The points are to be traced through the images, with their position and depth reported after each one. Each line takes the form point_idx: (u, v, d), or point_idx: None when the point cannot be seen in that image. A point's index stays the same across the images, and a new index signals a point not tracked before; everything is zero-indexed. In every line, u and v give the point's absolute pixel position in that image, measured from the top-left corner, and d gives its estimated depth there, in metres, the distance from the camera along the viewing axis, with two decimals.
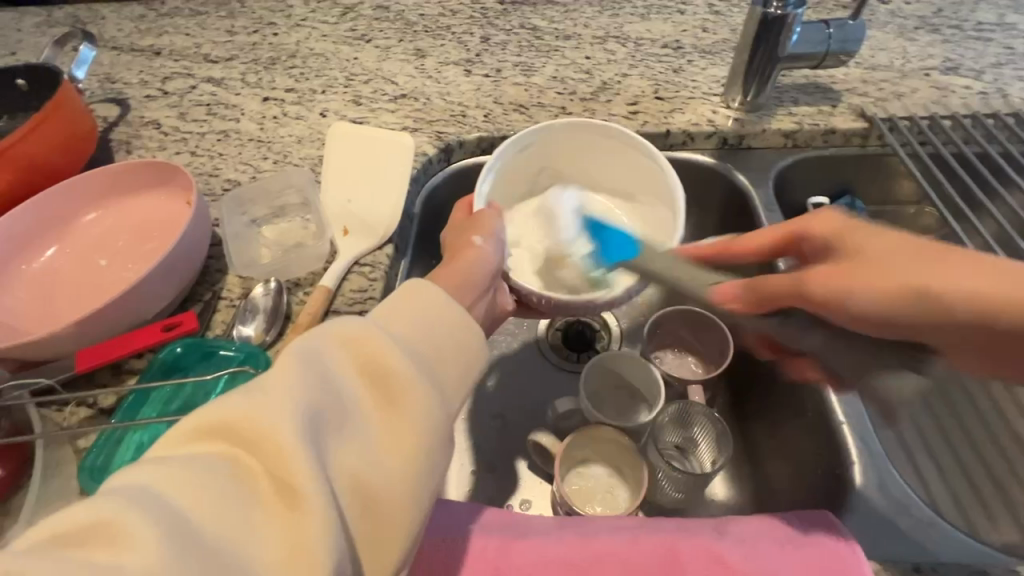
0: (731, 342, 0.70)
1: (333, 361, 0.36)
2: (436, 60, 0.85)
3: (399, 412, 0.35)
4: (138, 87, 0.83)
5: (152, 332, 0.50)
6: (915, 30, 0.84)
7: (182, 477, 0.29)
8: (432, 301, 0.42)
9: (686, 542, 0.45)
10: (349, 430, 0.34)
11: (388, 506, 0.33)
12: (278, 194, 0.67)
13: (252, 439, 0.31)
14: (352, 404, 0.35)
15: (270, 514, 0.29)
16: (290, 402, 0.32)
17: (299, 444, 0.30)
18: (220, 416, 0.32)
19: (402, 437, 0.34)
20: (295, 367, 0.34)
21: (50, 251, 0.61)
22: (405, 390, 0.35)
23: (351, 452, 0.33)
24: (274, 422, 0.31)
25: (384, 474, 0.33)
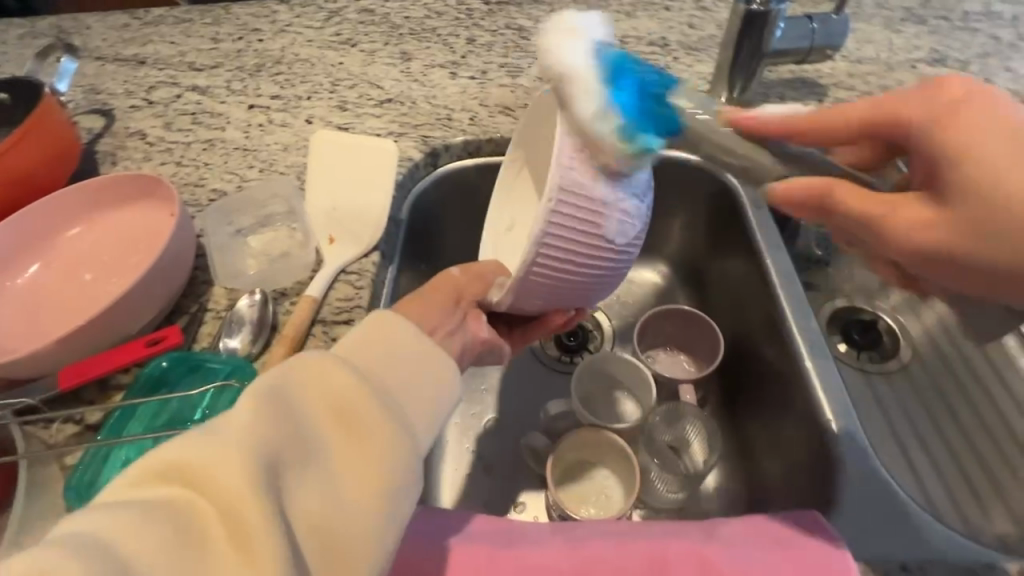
0: (721, 340, 0.70)
1: (298, 397, 0.35)
2: (422, 63, 0.85)
3: (366, 450, 0.34)
4: (123, 98, 0.82)
5: (137, 347, 0.50)
6: (901, 21, 0.84)
7: (125, 527, 0.27)
8: (395, 331, 0.42)
9: (674, 544, 0.45)
10: (312, 471, 0.33)
11: (350, 551, 0.32)
12: (264, 204, 0.67)
13: (206, 484, 0.29)
14: (316, 443, 0.33)
15: (222, 561, 0.28)
16: (251, 446, 0.31)
17: (259, 490, 0.29)
18: (170, 458, 0.30)
19: (368, 479, 0.33)
20: (256, 407, 0.33)
21: (35, 267, 0.60)
22: (374, 429, 0.35)
23: (311, 495, 0.32)
24: (232, 465, 0.30)
25: (348, 514, 0.32)
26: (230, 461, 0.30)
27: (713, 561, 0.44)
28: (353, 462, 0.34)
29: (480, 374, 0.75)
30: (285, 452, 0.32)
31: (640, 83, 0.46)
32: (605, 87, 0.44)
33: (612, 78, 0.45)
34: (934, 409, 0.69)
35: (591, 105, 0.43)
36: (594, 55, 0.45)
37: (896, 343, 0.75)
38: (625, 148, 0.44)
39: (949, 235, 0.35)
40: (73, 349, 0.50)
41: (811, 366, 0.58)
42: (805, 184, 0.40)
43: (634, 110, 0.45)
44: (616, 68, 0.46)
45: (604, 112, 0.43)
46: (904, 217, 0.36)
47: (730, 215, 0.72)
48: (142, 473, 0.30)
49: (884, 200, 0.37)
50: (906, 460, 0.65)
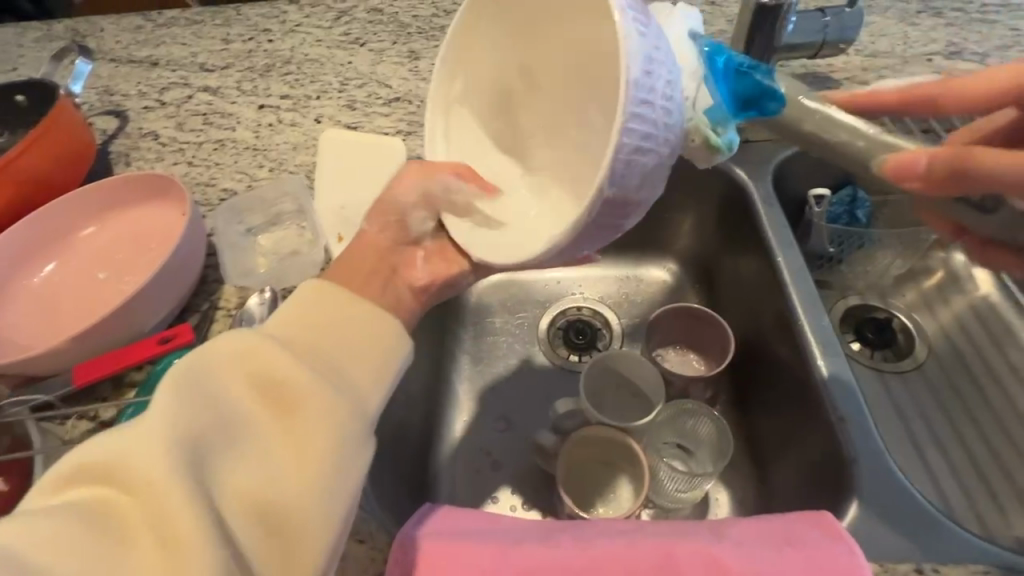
0: (732, 339, 0.69)
1: (220, 377, 0.34)
2: (430, 62, 0.85)
3: (299, 418, 0.34)
4: (136, 99, 0.83)
5: (149, 345, 0.52)
6: (918, 14, 0.82)
7: (40, 535, 0.27)
8: (327, 299, 0.41)
9: (681, 545, 0.44)
10: (241, 455, 0.32)
11: (293, 523, 0.32)
12: (274, 203, 0.67)
13: (124, 476, 0.29)
14: (246, 421, 0.33)
15: (148, 553, 0.28)
16: (166, 432, 0.30)
17: (177, 477, 0.29)
18: (88, 458, 0.30)
19: (305, 447, 0.33)
20: (170, 391, 0.32)
21: (51, 267, 0.61)
22: (306, 400, 0.34)
23: (242, 476, 0.31)
24: (149, 455, 0.29)
25: (285, 487, 0.32)
26: (146, 450, 0.29)
27: (722, 562, 0.43)
28: (287, 434, 0.33)
29: (488, 371, 0.76)
30: (210, 436, 0.31)
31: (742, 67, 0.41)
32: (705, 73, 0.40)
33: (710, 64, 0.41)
34: (952, 411, 0.67)
35: (690, 83, 0.40)
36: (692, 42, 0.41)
37: (912, 342, 0.74)
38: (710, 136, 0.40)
39: None
40: (89, 345, 0.51)
41: (823, 366, 0.57)
42: (928, 158, 0.36)
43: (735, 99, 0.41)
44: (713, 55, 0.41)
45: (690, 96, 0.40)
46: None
47: (741, 211, 0.71)
48: (59, 476, 0.30)
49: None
50: (921, 460, 0.64)
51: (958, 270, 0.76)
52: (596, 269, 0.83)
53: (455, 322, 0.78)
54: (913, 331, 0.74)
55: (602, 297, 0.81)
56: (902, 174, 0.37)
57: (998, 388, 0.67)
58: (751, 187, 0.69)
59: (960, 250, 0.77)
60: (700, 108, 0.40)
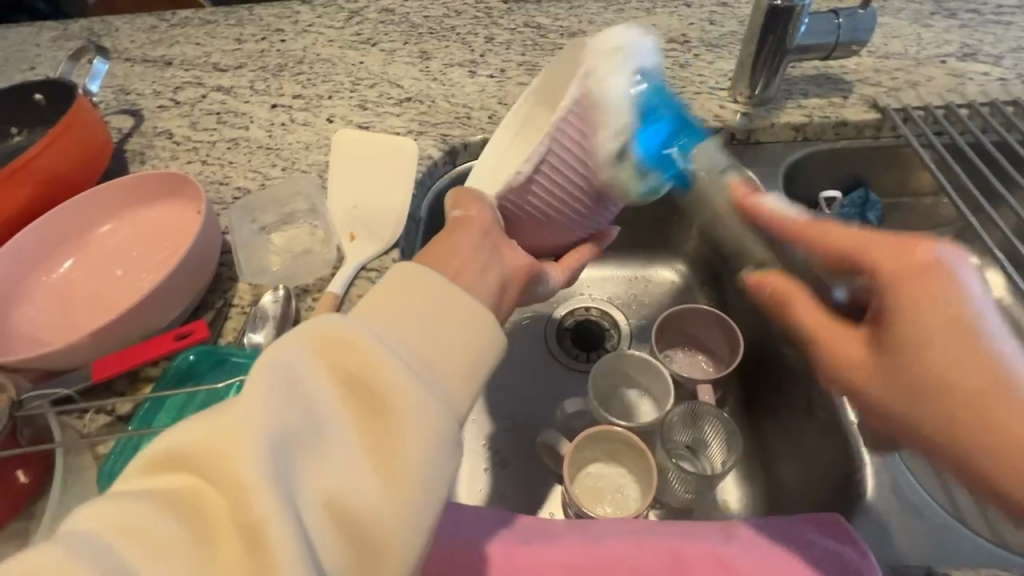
0: (741, 341, 0.69)
1: (310, 371, 0.32)
2: (441, 62, 0.85)
3: (388, 421, 0.32)
4: (151, 98, 0.85)
5: (164, 341, 0.52)
6: (931, 15, 0.82)
7: (134, 523, 0.27)
8: (422, 283, 0.39)
9: (692, 545, 0.44)
10: (327, 456, 0.30)
11: (377, 533, 0.30)
12: (287, 202, 0.68)
13: (214, 471, 0.28)
14: (334, 419, 0.32)
15: (234, 552, 0.27)
16: (256, 431, 0.29)
17: (264, 479, 0.28)
18: (177, 445, 0.30)
19: (395, 453, 0.31)
20: (263, 381, 0.31)
21: (68, 263, 0.62)
22: (396, 401, 0.32)
23: (326, 479, 0.30)
24: (241, 453, 0.28)
25: (369, 494, 0.30)
26: (238, 448, 0.28)
27: (732, 564, 0.43)
28: (376, 437, 0.32)
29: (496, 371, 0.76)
30: (297, 434, 0.30)
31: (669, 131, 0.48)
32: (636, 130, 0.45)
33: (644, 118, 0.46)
34: None
35: (613, 145, 0.45)
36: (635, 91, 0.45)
37: None
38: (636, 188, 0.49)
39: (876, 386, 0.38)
40: (107, 341, 0.52)
41: None
42: (775, 285, 0.46)
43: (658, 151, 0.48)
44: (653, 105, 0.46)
45: (620, 155, 0.46)
46: (841, 346, 0.41)
47: None
48: (150, 461, 0.30)
49: (826, 327, 0.42)
50: None
51: None
52: (604, 270, 0.83)
53: None
54: None
55: (610, 298, 0.81)
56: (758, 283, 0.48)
57: None
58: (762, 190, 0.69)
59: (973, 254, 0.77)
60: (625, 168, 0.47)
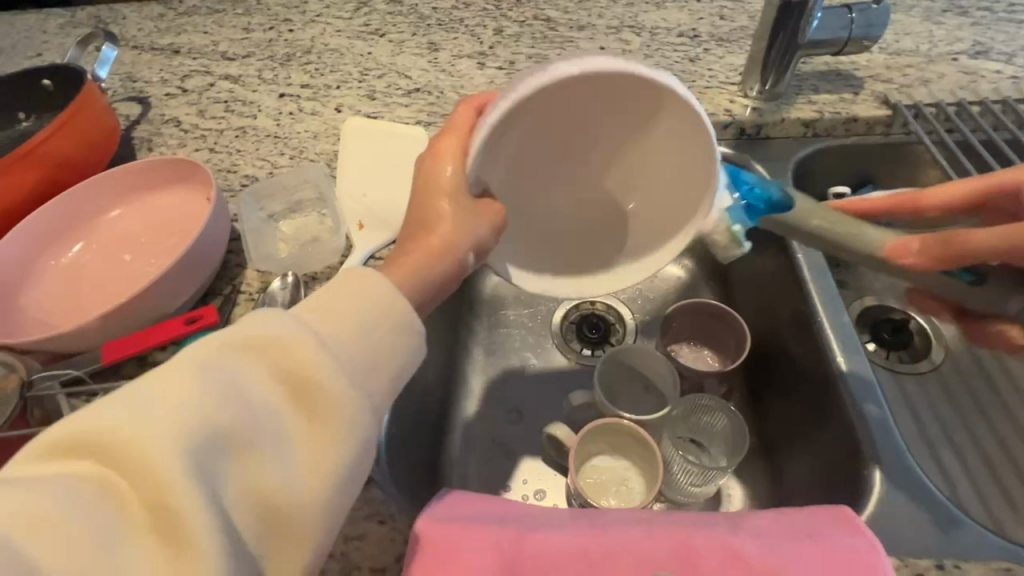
0: (747, 333, 0.69)
1: (244, 369, 0.32)
2: (449, 53, 0.85)
3: (321, 421, 0.33)
4: (159, 86, 0.84)
5: (174, 325, 0.52)
6: (943, 13, 0.81)
7: (39, 508, 0.26)
8: (365, 286, 0.38)
9: (699, 536, 0.44)
10: (255, 452, 0.31)
11: (295, 525, 0.32)
12: (295, 190, 0.68)
13: (134, 465, 0.28)
14: (266, 417, 0.32)
15: (150, 544, 0.28)
16: (186, 425, 0.29)
17: (187, 476, 0.28)
18: (88, 431, 0.29)
19: (324, 452, 0.33)
20: (195, 376, 0.31)
21: (77, 247, 0.62)
22: (330, 403, 0.33)
23: (251, 475, 0.31)
24: (165, 447, 0.28)
25: (293, 489, 0.32)
26: (161, 440, 0.29)
27: (741, 553, 0.43)
28: (306, 436, 0.33)
29: (502, 363, 0.76)
30: (225, 430, 0.31)
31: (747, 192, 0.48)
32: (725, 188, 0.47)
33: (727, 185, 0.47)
34: (968, 413, 0.68)
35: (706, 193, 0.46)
36: None
37: (928, 345, 0.75)
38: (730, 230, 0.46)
39: None
40: (116, 323, 0.52)
41: (842, 365, 0.57)
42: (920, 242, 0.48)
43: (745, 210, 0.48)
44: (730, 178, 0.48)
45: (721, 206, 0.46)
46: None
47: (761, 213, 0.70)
48: (57, 446, 0.29)
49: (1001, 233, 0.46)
50: (935, 460, 0.65)
51: None
52: None
53: (469, 313, 0.78)
54: (930, 334, 0.75)
55: (616, 292, 0.81)
56: (897, 255, 0.49)
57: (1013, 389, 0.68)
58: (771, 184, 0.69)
59: None
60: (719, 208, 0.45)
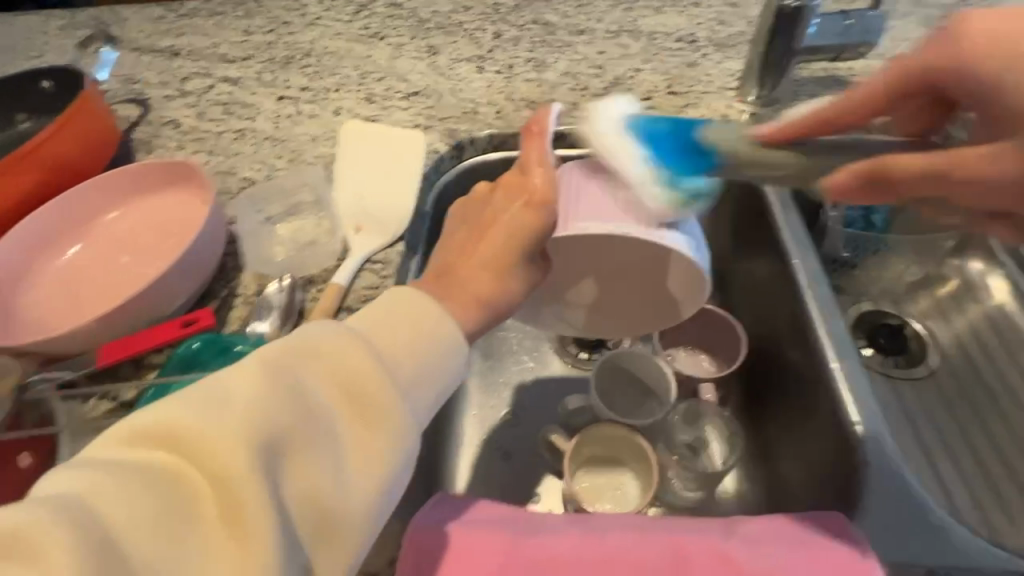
0: (744, 339, 0.69)
1: (306, 370, 0.34)
2: (448, 57, 0.85)
3: (373, 425, 0.34)
4: (158, 88, 0.85)
5: (171, 329, 0.52)
6: (940, 19, 0.82)
7: (111, 494, 0.27)
8: (415, 305, 0.40)
9: (693, 540, 0.45)
10: (313, 450, 0.32)
11: (343, 527, 0.32)
12: (293, 193, 0.68)
13: (203, 455, 0.29)
14: (324, 416, 0.33)
15: (213, 530, 0.28)
16: (250, 422, 0.30)
17: (252, 467, 0.29)
18: (160, 420, 0.30)
19: (374, 456, 0.33)
20: (257, 376, 0.32)
21: (73, 250, 0.63)
22: (382, 408, 0.34)
23: (309, 472, 0.32)
24: (233, 438, 0.30)
25: (343, 490, 0.32)
26: (230, 431, 0.30)
27: (733, 558, 0.43)
28: (360, 439, 0.33)
29: (499, 367, 0.76)
30: (287, 425, 0.31)
31: (684, 140, 0.47)
32: (645, 154, 0.48)
33: (648, 146, 0.48)
34: (966, 420, 0.68)
35: (642, 175, 0.47)
36: (625, 132, 0.49)
37: (925, 349, 0.75)
38: (666, 199, 0.47)
39: (929, 160, 0.41)
40: (113, 326, 0.52)
41: (836, 368, 0.57)
42: (850, 176, 0.43)
43: (677, 164, 0.47)
44: (644, 139, 0.48)
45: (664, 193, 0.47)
46: (967, 162, 0.39)
47: (756, 217, 0.70)
48: (128, 434, 0.30)
49: (931, 157, 0.41)
50: (931, 466, 0.65)
51: (974, 278, 0.77)
52: None
53: None
54: (927, 339, 0.75)
55: None
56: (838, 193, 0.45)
57: (1009, 395, 0.68)
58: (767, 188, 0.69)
59: (977, 259, 0.78)
60: (653, 189, 0.47)
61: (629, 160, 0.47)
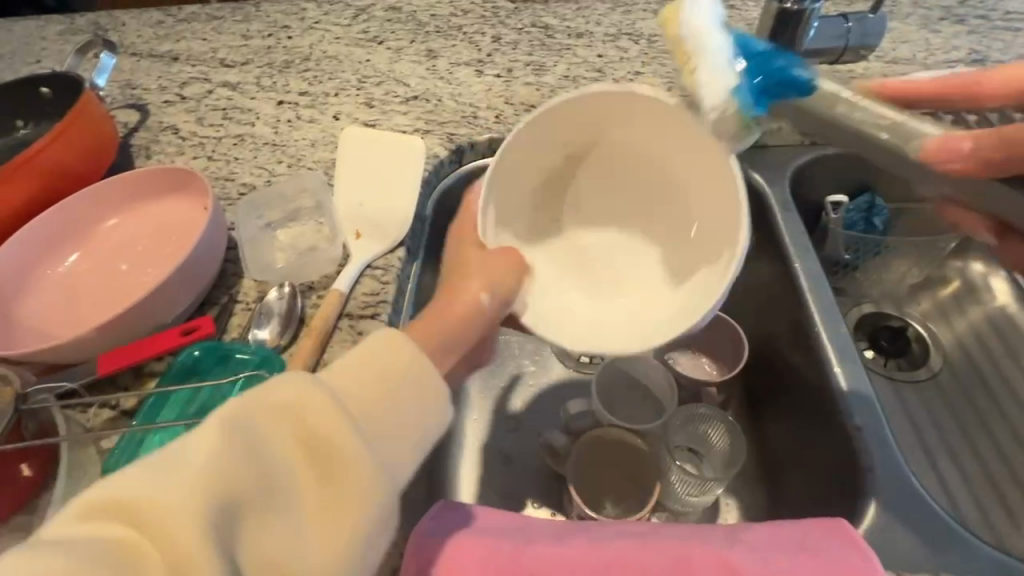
0: (745, 342, 0.69)
1: (268, 431, 0.32)
2: (448, 61, 0.85)
3: (340, 489, 0.32)
4: (158, 93, 0.84)
5: (170, 337, 0.52)
6: (940, 20, 0.82)
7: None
8: (390, 354, 0.38)
9: (697, 550, 0.44)
10: (275, 517, 0.31)
11: None
12: (293, 199, 0.68)
13: (156, 530, 0.28)
14: (286, 481, 0.32)
15: None
16: (206, 493, 0.29)
17: (205, 543, 0.28)
18: (114, 493, 0.29)
19: (340, 522, 0.32)
20: (216, 440, 0.30)
21: (72, 258, 0.62)
22: (349, 472, 0.32)
23: (269, 541, 0.30)
24: (186, 511, 0.28)
25: (307, 561, 0.31)
26: (184, 504, 0.28)
27: (736, 565, 0.43)
28: (326, 504, 0.32)
29: (500, 371, 0.76)
30: (247, 492, 0.30)
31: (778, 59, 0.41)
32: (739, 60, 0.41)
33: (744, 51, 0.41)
34: (969, 423, 0.68)
35: (720, 83, 0.40)
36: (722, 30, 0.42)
37: (927, 352, 0.75)
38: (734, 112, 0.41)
39: None
40: (113, 335, 0.52)
41: (839, 373, 0.57)
42: (963, 139, 0.40)
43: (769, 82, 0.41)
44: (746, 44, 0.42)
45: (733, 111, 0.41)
46: None
47: (757, 220, 0.70)
48: (83, 508, 0.29)
49: None
50: (934, 470, 0.65)
51: (976, 280, 0.77)
52: None
53: None
54: (928, 340, 0.75)
55: None
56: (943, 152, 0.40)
57: (1011, 398, 0.68)
58: (768, 192, 0.69)
59: (979, 261, 0.77)
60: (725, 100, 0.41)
61: (715, 58, 0.40)
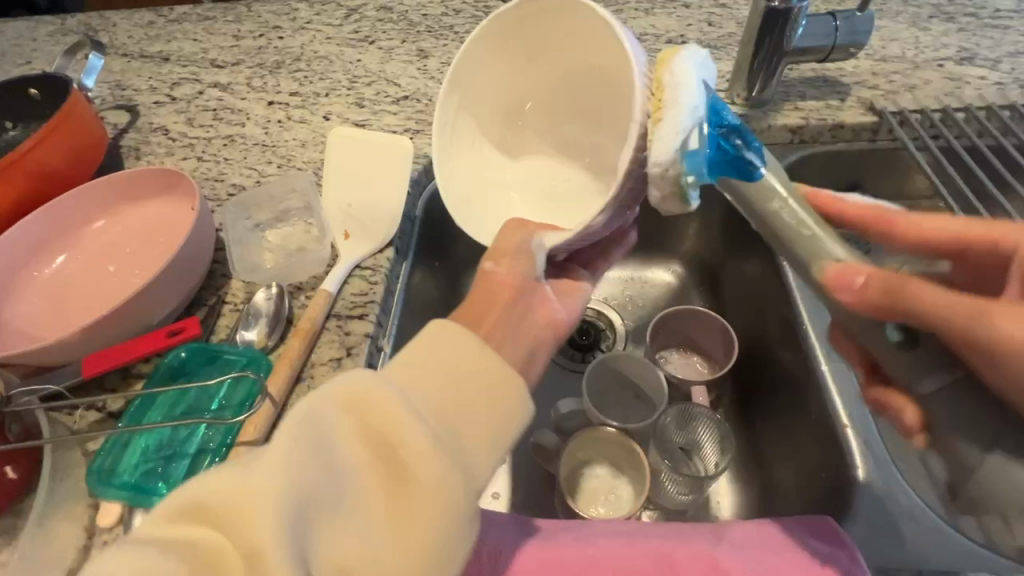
0: (735, 341, 0.69)
1: (337, 430, 0.32)
2: (439, 61, 0.85)
3: (411, 488, 0.31)
4: (148, 94, 0.84)
5: (156, 338, 0.52)
6: (929, 19, 0.82)
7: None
8: (457, 346, 0.37)
9: (683, 551, 0.44)
10: (346, 518, 0.30)
11: None
12: (281, 199, 0.67)
13: (234, 530, 0.28)
14: (356, 482, 0.31)
15: None
16: (278, 492, 0.28)
17: (279, 543, 0.27)
18: (195, 497, 0.30)
19: (416, 523, 0.31)
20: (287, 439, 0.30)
21: (60, 259, 0.62)
22: (419, 470, 0.31)
23: (344, 541, 0.30)
24: (260, 510, 0.28)
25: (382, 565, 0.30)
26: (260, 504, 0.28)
27: (723, 565, 0.43)
28: (400, 504, 0.31)
29: None
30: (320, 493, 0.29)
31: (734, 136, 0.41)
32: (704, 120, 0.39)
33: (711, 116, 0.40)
34: None
35: (674, 143, 0.38)
36: (702, 88, 0.40)
37: None
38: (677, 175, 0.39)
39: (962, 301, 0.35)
40: (99, 337, 0.52)
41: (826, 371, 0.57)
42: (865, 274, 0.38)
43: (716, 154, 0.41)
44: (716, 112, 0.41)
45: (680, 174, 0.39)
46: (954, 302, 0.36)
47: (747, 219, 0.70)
48: (171, 512, 0.30)
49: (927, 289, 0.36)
50: None
51: None
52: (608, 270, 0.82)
53: None
54: None
55: (606, 300, 0.81)
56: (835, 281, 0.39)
57: None
58: None
59: None
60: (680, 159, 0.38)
61: (680, 115, 0.38)
